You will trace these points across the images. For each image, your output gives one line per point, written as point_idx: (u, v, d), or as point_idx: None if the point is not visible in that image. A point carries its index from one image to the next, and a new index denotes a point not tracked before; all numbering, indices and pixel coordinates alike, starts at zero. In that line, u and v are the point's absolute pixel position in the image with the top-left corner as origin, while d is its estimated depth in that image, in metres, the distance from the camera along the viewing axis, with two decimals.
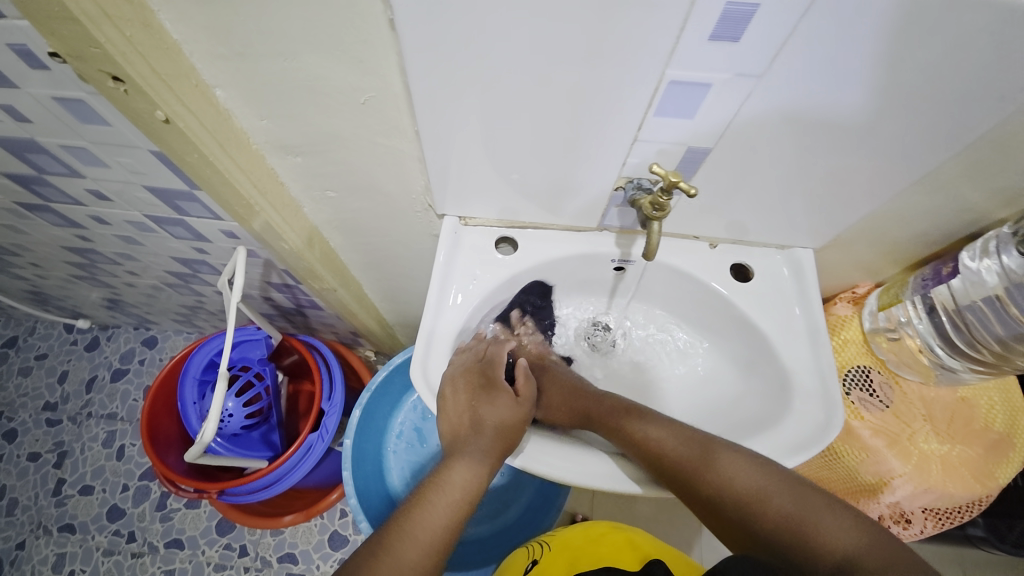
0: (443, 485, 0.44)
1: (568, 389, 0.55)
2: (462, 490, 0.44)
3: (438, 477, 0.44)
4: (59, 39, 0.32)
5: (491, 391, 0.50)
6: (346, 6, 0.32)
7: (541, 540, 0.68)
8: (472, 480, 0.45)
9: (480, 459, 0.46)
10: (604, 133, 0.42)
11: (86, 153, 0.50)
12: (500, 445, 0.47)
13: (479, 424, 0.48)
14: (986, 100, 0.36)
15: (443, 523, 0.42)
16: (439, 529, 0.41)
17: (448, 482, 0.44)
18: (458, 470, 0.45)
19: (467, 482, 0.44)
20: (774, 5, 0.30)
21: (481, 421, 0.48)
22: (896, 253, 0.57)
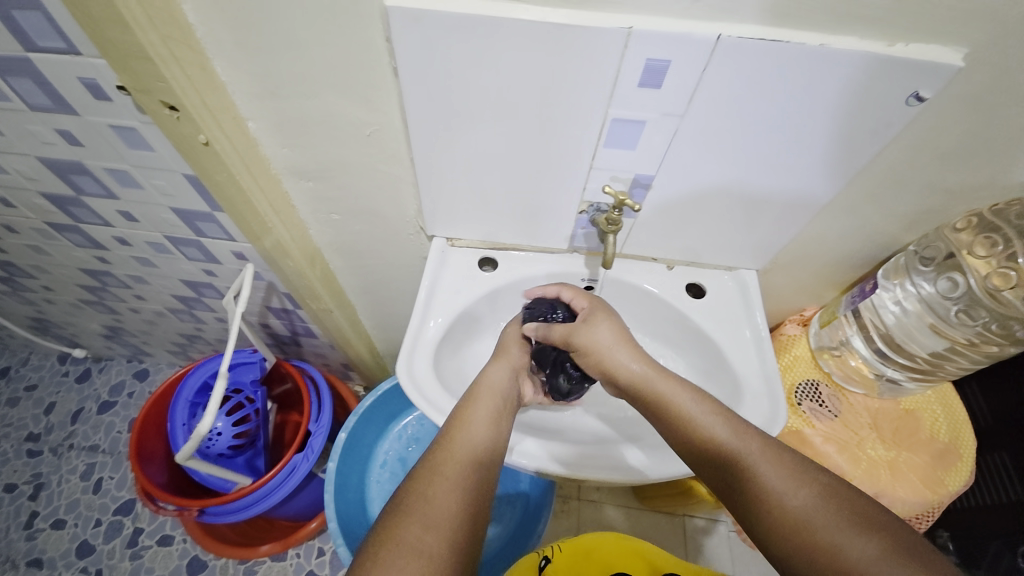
0: (445, 469, 0.44)
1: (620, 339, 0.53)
2: (470, 474, 0.44)
3: (434, 457, 0.46)
4: (133, 75, 0.41)
5: (506, 390, 0.54)
6: (359, 57, 0.42)
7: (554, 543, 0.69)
8: (481, 464, 0.46)
9: (488, 447, 0.47)
10: (565, 163, 0.50)
11: (125, 175, 0.58)
12: (497, 443, 0.48)
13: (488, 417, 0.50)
14: (864, 133, 0.44)
15: (468, 510, 0.42)
16: (462, 515, 0.41)
17: (459, 465, 0.45)
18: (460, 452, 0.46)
19: (477, 463, 0.45)
20: (683, 61, 0.39)
21: (487, 413, 0.50)
22: (830, 275, 0.65)
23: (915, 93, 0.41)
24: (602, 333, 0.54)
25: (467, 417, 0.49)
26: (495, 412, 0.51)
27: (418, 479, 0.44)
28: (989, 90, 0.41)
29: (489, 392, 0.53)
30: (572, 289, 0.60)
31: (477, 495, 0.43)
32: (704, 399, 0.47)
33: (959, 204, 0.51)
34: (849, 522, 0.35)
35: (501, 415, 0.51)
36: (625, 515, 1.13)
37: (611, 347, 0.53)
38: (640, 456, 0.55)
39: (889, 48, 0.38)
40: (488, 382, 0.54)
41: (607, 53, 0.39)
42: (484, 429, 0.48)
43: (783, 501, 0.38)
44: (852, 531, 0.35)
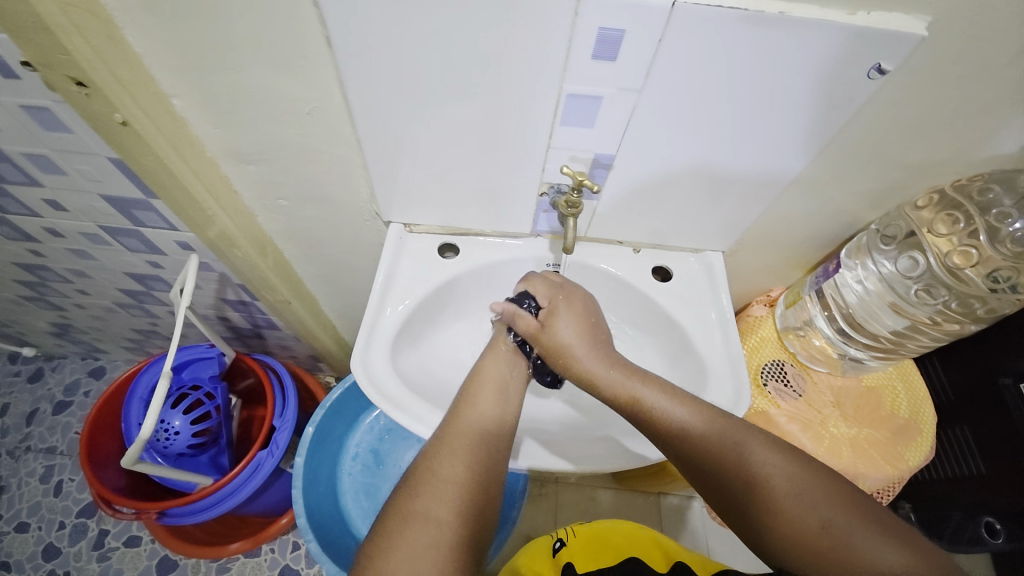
0: (456, 447, 0.43)
1: (582, 330, 0.51)
2: (483, 450, 0.44)
3: (444, 432, 0.45)
4: (32, 47, 0.36)
5: (515, 364, 0.52)
6: (289, 24, 0.38)
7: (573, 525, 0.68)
8: (493, 440, 0.45)
9: (498, 423, 0.47)
10: (524, 142, 0.48)
11: (46, 161, 0.53)
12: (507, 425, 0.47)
13: (498, 394, 0.49)
14: (824, 109, 0.43)
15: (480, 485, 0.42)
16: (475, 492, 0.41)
17: (468, 442, 0.44)
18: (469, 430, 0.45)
19: (488, 442, 0.45)
20: (637, 30, 0.37)
21: (496, 391, 0.49)
22: (795, 255, 0.65)
23: (876, 65, 0.39)
24: (565, 333, 0.51)
25: (476, 394, 0.48)
26: (504, 390, 0.49)
27: (428, 456, 0.43)
28: (950, 63, 0.39)
29: (496, 371, 0.51)
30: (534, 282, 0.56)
31: (489, 471, 0.43)
32: (674, 395, 0.46)
33: (921, 181, 0.51)
34: (823, 494, 0.39)
35: (512, 392, 0.50)
36: (601, 496, 1.14)
37: (573, 349, 0.50)
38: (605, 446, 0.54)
39: (850, 17, 0.37)
40: (497, 360, 0.52)
41: (554, 25, 0.37)
42: (494, 409, 0.47)
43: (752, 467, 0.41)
44: (825, 504, 0.38)
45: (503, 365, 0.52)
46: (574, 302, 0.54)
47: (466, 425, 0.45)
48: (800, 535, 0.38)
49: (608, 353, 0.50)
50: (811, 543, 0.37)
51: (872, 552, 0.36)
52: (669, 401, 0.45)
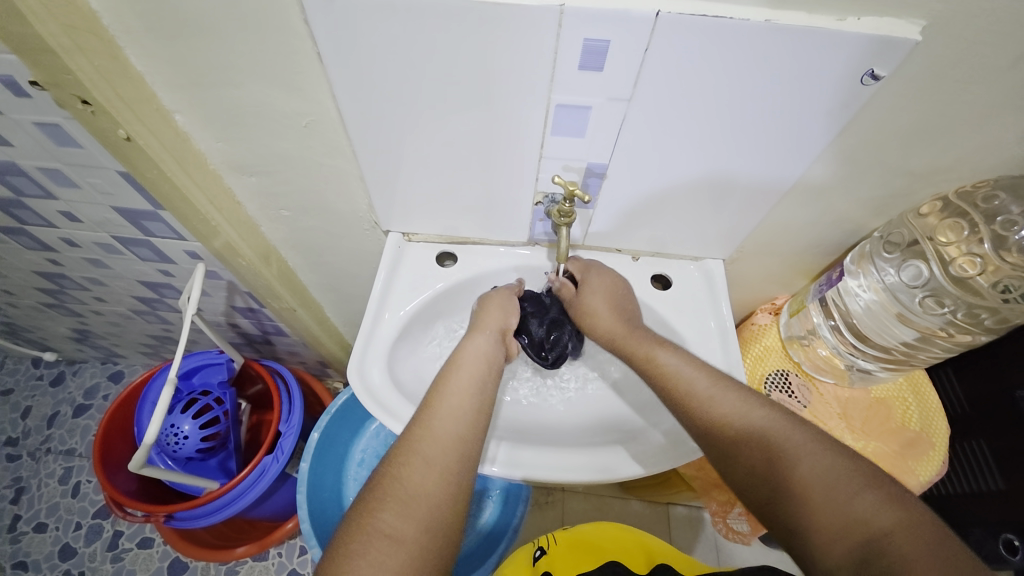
0: (423, 451, 0.43)
1: (609, 293, 0.56)
2: (450, 452, 0.43)
3: (410, 433, 0.44)
4: (40, 68, 0.38)
5: (491, 352, 0.52)
6: (281, 42, 0.39)
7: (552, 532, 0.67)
8: (461, 439, 0.44)
9: (472, 414, 0.46)
10: (516, 153, 0.48)
11: (60, 175, 0.55)
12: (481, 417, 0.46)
13: (467, 390, 0.47)
14: (817, 115, 0.43)
15: (445, 491, 0.41)
16: (439, 499, 0.41)
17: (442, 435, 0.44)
18: (437, 431, 0.44)
19: (455, 445, 0.43)
20: (622, 41, 0.37)
21: (467, 385, 0.48)
22: (799, 263, 0.64)
23: (870, 70, 0.38)
24: (591, 300, 0.56)
25: (444, 390, 0.47)
26: (476, 385, 0.48)
27: (394, 460, 0.42)
28: (949, 66, 0.38)
29: (467, 364, 0.50)
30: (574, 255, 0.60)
31: (457, 472, 0.42)
32: (689, 359, 0.49)
33: (926, 187, 0.50)
34: (809, 455, 0.39)
35: (485, 385, 0.49)
36: (609, 504, 1.12)
37: (597, 313, 0.56)
38: (602, 458, 0.53)
39: (840, 23, 0.36)
40: (472, 348, 0.51)
41: (538, 37, 0.37)
42: (462, 408, 0.46)
43: (736, 427, 0.43)
44: (813, 462, 0.39)
45: (483, 346, 0.52)
46: (607, 276, 0.58)
47: (433, 426, 0.44)
48: (782, 487, 0.39)
49: (629, 320, 0.55)
50: (797, 498, 0.38)
51: (858, 505, 0.36)
52: (680, 360, 0.49)
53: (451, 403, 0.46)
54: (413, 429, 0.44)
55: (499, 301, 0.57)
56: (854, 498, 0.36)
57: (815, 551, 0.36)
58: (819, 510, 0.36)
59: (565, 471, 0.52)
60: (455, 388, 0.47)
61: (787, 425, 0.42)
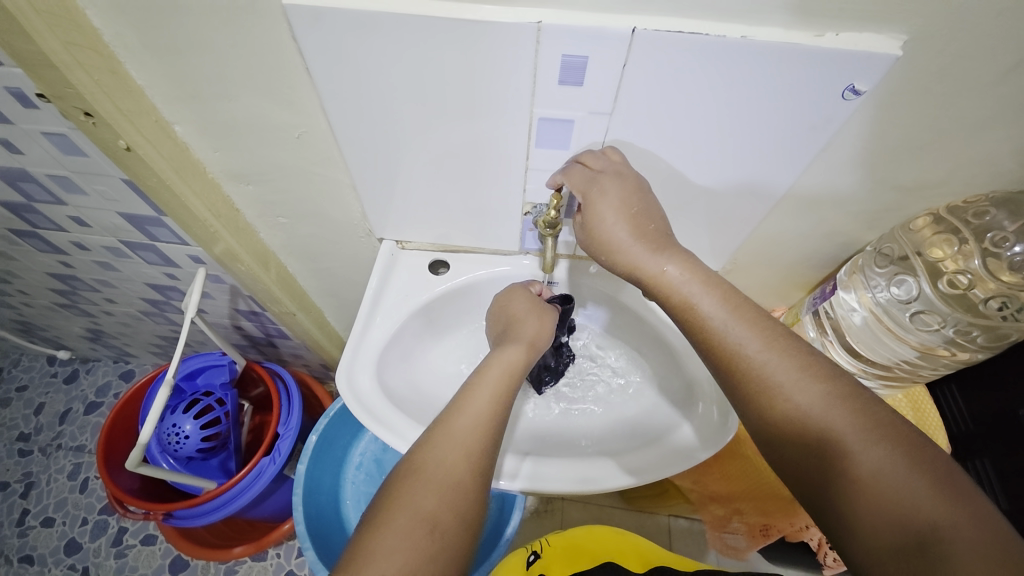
0: (446, 445, 0.43)
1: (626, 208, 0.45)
2: (479, 447, 0.44)
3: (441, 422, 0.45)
4: (44, 82, 0.40)
5: (528, 359, 0.51)
6: (272, 57, 0.40)
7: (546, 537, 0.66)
8: (491, 434, 0.45)
9: (495, 413, 0.46)
10: (503, 163, 0.49)
11: (68, 181, 0.58)
12: (505, 416, 0.46)
13: (503, 386, 0.48)
14: (801, 129, 0.42)
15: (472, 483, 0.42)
16: (466, 491, 0.41)
17: (469, 435, 0.44)
18: (468, 425, 0.44)
19: (483, 439, 0.44)
20: (600, 56, 0.38)
21: (504, 383, 0.48)
22: (794, 276, 0.63)
23: (850, 86, 0.38)
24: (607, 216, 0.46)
25: (480, 384, 0.48)
26: (506, 386, 0.48)
27: (420, 452, 0.43)
28: (934, 79, 0.38)
29: (500, 364, 0.50)
30: (573, 173, 0.46)
31: (483, 465, 0.43)
32: (732, 308, 0.44)
33: (919, 201, 0.49)
34: (863, 435, 0.36)
35: (516, 386, 0.49)
36: (609, 514, 1.11)
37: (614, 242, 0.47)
38: (589, 471, 0.53)
39: (817, 39, 0.36)
40: (508, 350, 0.51)
41: (518, 52, 0.38)
42: (488, 407, 0.46)
43: (781, 402, 0.40)
44: (863, 442, 0.35)
45: (519, 352, 0.51)
46: (611, 197, 0.44)
47: (465, 419, 0.45)
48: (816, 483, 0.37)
49: (670, 247, 0.46)
50: (838, 476, 0.36)
51: (908, 495, 0.33)
52: (725, 315, 0.44)
53: (483, 397, 0.46)
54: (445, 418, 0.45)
55: (540, 320, 0.56)
56: (903, 485, 0.33)
57: (858, 531, 0.34)
58: (864, 492, 0.34)
59: (550, 481, 0.52)
60: (491, 382, 0.48)
61: (838, 400, 0.38)
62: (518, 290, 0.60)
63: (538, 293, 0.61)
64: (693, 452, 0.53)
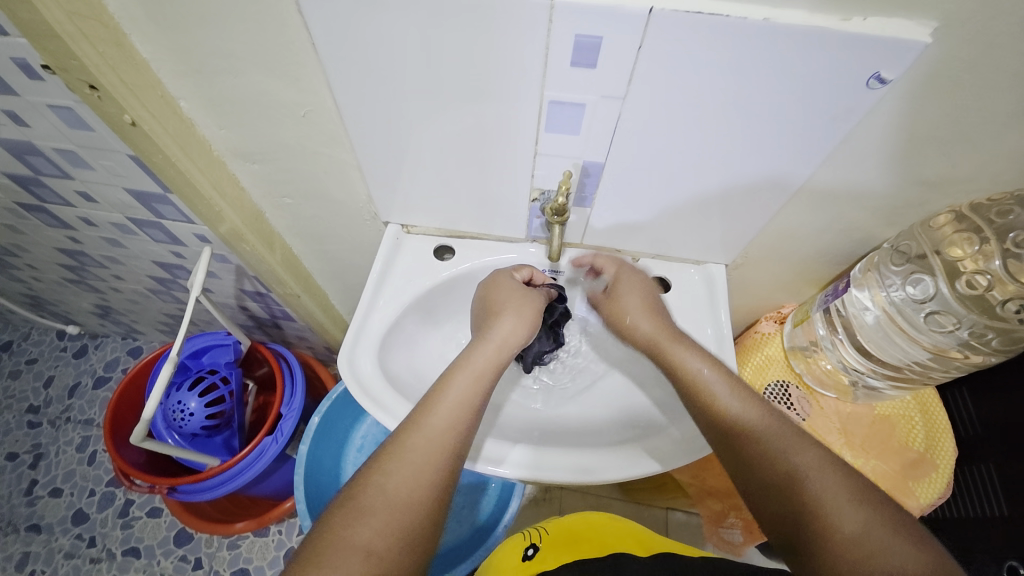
0: (400, 468, 0.42)
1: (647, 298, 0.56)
2: (434, 470, 0.42)
3: (400, 431, 0.44)
4: (49, 54, 0.39)
5: (496, 368, 0.49)
6: (278, 32, 0.39)
7: (539, 526, 0.66)
8: (446, 455, 0.43)
9: (453, 432, 0.44)
10: (511, 148, 0.48)
11: (74, 156, 0.57)
12: (466, 435, 0.44)
13: (469, 394, 0.46)
14: (822, 119, 0.41)
15: (426, 497, 0.41)
16: (419, 507, 0.40)
17: (426, 457, 0.42)
18: (425, 445, 0.43)
19: (439, 462, 0.42)
20: (615, 37, 0.36)
21: (470, 389, 0.46)
22: (806, 271, 0.62)
23: (876, 74, 0.37)
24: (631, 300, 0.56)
25: (446, 390, 0.46)
26: (471, 401, 0.46)
27: (371, 472, 0.42)
28: (965, 69, 0.36)
29: (466, 375, 0.47)
30: (601, 257, 0.60)
31: (436, 490, 0.42)
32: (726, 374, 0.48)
33: (941, 197, 0.47)
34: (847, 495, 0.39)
35: (482, 399, 0.47)
36: (607, 505, 1.11)
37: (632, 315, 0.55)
38: (589, 464, 0.52)
39: (843, 24, 0.34)
40: (477, 358, 0.49)
41: (531, 32, 0.37)
42: (447, 424, 0.44)
43: (782, 461, 0.41)
44: (847, 503, 0.38)
45: (489, 363, 0.49)
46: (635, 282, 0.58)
47: (422, 439, 0.43)
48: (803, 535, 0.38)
49: (665, 325, 0.54)
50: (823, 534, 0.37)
51: (891, 554, 0.35)
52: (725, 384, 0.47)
53: (443, 416, 0.44)
54: (405, 428, 0.44)
55: (517, 313, 0.53)
56: (885, 547, 0.36)
57: None
58: (848, 550, 0.36)
59: (548, 471, 0.52)
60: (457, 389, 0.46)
61: (830, 464, 0.41)
62: (503, 277, 0.58)
63: (524, 277, 0.59)
64: (695, 448, 0.52)
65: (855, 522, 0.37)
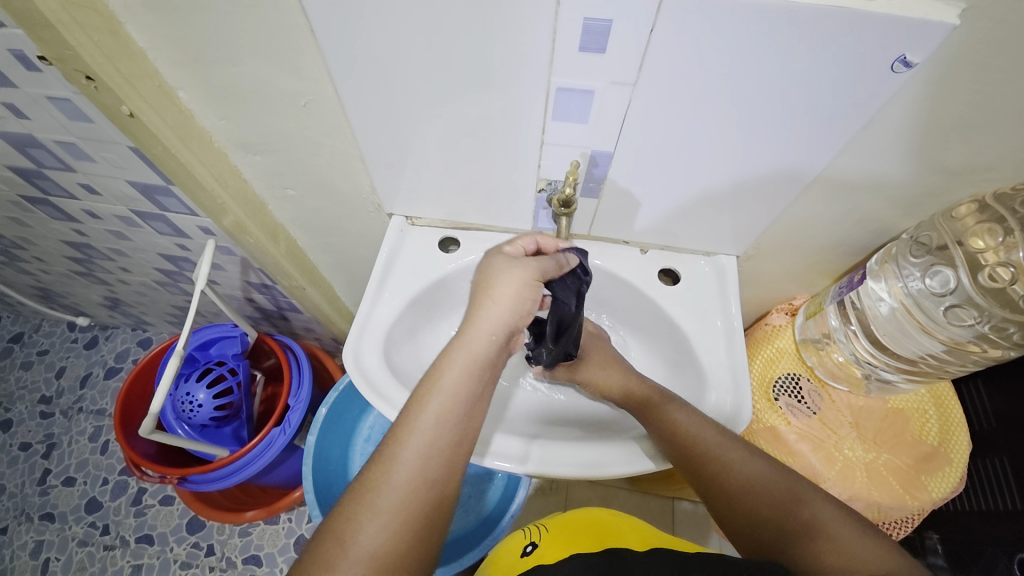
0: (370, 515, 0.38)
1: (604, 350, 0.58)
2: (410, 511, 0.38)
3: (365, 480, 0.39)
4: (44, 44, 0.39)
5: (477, 382, 0.42)
6: (275, 19, 0.38)
7: (540, 524, 0.65)
8: (422, 493, 0.39)
9: (429, 465, 0.40)
10: (517, 137, 0.47)
11: (76, 148, 0.57)
12: (444, 467, 0.40)
13: (441, 425, 0.41)
14: (843, 104, 0.39)
15: (404, 551, 0.38)
16: (399, 554, 0.37)
17: (400, 498, 0.38)
18: (397, 486, 0.39)
19: (415, 502, 0.39)
20: (626, 19, 0.35)
21: (443, 417, 0.41)
22: (820, 263, 0.60)
23: (901, 57, 0.35)
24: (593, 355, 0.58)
25: (414, 425, 0.41)
26: (445, 429, 0.41)
27: (341, 522, 0.38)
28: (996, 51, 0.34)
29: (439, 396, 0.41)
30: None
31: (413, 532, 0.38)
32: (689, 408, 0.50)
33: (963, 186, 0.46)
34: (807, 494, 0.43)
35: (460, 423, 0.41)
36: (614, 495, 1.12)
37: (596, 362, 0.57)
38: (595, 460, 0.51)
39: (867, 4, 0.33)
40: (452, 373, 0.42)
41: (537, 16, 0.35)
42: (420, 458, 0.40)
43: (738, 472, 0.45)
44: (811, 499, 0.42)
45: (466, 377, 0.42)
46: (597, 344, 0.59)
47: (394, 480, 0.39)
48: (784, 532, 0.41)
49: (630, 372, 0.56)
50: (795, 530, 0.41)
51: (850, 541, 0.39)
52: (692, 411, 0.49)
53: (414, 451, 0.40)
54: (371, 475, 0.39)
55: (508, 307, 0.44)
56: (847, 538, 0.39)
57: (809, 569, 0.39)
58: (816, 540, 0.40)
59: (554, 465, 0.51)
60: (427, 421, 0.41)
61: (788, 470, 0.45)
62: (496, 252, 0.47)
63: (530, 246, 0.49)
64: None
65: (816, 514, 0.41)
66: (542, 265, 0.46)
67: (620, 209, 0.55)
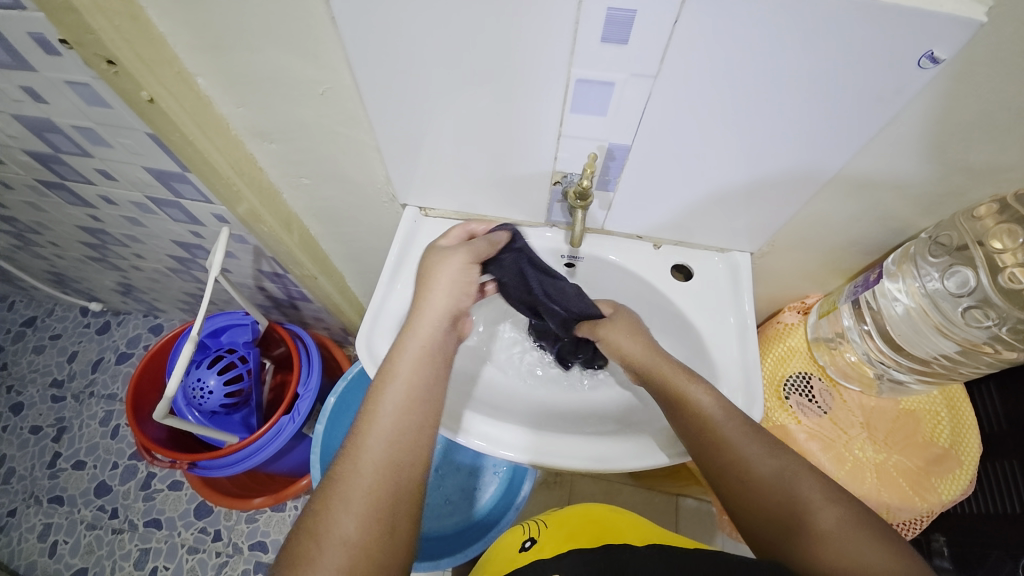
0: (344, 504, 0.37)
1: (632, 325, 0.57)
2: (383, 497, 0.38)
3: (340, 478, 0.38)
4: (65, 28, 0.39)
5: (429, 365, 0.45)
6: (294, 5, 0.38)
7: (539, 520, 0.66)
8: (394, 478, 0.39)
9: (400, 449, 0.40)
10: (533, 128, 0.46)
11: (93, 133, 0.57)
12: (415, 450, 0.41)
13: (402, 411, 0.42)
14: (866, 100, 0.38)
15: (381, 540, 0.37)
16: (377, 542, 0.36)
17: (375, 484, 0.38)
18: (368, 474, 0.38)
19: (388, 487, 0.38)
20: (649, 10, 0.34)
21: (403, 402, 0.42)
22: (836, 261, 0.60)
23: (928, 52, 0.34)
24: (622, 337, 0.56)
25: (376, 414, 0.41)
26: (410, 414, 0.42)
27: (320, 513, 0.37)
28: None
29: (396, 381, 0.43)
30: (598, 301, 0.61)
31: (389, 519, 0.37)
32: (711, 394, 0.49)
33: (984, 186, 0.45)
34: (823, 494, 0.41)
35: (423, 407, 0.43)
36: (619, 490, 1.12)
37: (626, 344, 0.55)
38: (604, 453, 0.52)
39: None
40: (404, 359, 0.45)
41: (558, 6, 0.35)
42: (387, 444, 0.40)
43: (753, 468, 0.44)
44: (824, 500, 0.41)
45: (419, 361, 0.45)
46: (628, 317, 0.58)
47: (363, 468, 0.39)
48: (792, 531, 0.41)
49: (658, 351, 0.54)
50: (803, 530, 0.40)
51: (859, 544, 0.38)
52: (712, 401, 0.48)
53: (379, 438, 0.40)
54: (358, 469, 0.38)
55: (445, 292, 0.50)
56: (857, 540, 0.38)
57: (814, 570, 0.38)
58: (824, 541, 0.39)
59: (558, 456, 0.52)
60: (388, 408, 0.42)
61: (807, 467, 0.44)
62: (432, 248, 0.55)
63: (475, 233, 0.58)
64: None
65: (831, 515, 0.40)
66: (474, 248, 0.54)
67: (634, 202, 0.54)
